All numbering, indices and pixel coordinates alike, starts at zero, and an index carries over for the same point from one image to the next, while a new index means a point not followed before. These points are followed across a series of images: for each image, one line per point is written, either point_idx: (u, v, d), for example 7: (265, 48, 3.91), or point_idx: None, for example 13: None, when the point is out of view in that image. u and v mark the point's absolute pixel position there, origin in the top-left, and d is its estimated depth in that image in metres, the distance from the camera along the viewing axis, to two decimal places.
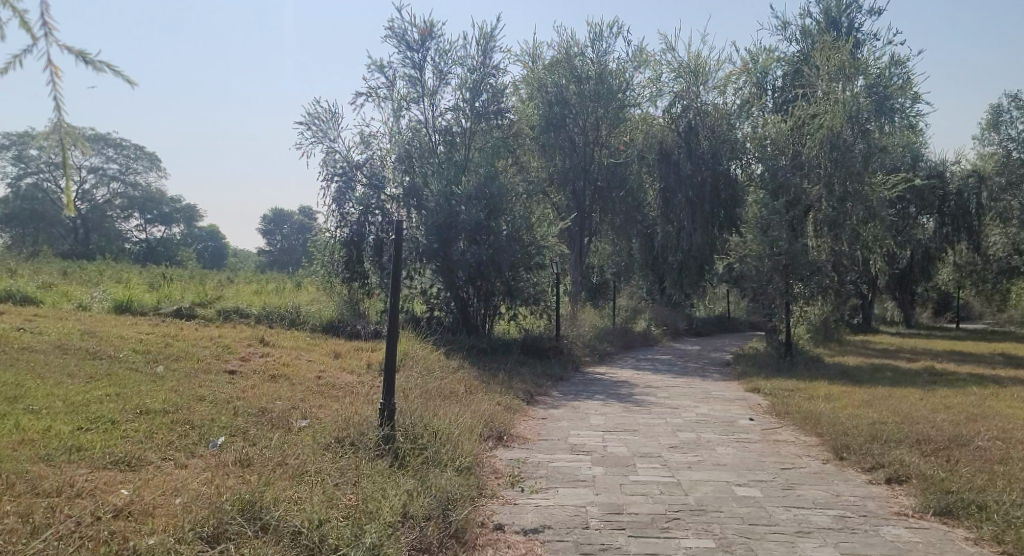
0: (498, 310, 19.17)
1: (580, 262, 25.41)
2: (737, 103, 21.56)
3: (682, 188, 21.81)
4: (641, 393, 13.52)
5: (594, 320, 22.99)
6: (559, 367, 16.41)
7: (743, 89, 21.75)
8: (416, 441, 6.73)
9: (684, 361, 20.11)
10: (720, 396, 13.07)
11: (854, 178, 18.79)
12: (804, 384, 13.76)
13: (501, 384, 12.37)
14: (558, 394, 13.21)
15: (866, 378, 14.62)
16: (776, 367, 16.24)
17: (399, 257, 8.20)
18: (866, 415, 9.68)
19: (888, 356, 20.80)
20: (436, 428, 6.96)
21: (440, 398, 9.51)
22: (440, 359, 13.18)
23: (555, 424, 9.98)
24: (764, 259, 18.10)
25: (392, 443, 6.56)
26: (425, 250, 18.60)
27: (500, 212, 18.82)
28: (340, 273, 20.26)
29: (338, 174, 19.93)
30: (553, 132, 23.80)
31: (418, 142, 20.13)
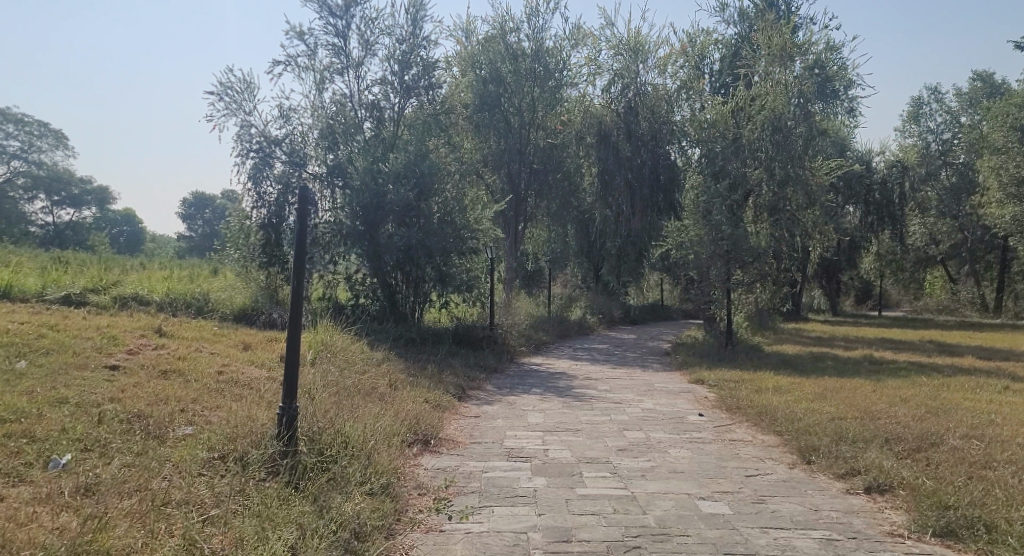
0: (429, 298, 18.07)
1: (515, 248, 24.51)
2: (676, 83, 20.81)
3: (621, 170, 21.02)
4: (580, 386, 12.66)
5: (529, 309, 22.06)
6: (493, 357, 15.43)
7: (680, 71, 20.63)
8: (322, 454, 5.65)
9: (623, 350, 19.40)
10: (664, 388, 12.29)
11: (795, 162, 18.34)
12: (749, 375, 13.09)
13: (429, 379, 11.34)
14: (492, 387, 12.24)
15: (810, 368, 14.06)
16: (717, 357, 15.59)
17: (305, 235, 6.96)
18: (823, 409, 8.95)
19: (824, 344, 20.43)
20: (349, 436, 5.88)
21: (356, 397, 8.43)
22: (362, 350, 12.12)
23: (489, 423, 9.02)
24: (706, 244, 17.33)
25: (291, 458, 5.46)
26: (350, 233, 17.26)
27: (430, 193, 17.69)
28: (256, 258, 18.80)
29: (255, 150, 18.50)
30: (487, 111, 22.76)
31: (343, 117, 18.73)
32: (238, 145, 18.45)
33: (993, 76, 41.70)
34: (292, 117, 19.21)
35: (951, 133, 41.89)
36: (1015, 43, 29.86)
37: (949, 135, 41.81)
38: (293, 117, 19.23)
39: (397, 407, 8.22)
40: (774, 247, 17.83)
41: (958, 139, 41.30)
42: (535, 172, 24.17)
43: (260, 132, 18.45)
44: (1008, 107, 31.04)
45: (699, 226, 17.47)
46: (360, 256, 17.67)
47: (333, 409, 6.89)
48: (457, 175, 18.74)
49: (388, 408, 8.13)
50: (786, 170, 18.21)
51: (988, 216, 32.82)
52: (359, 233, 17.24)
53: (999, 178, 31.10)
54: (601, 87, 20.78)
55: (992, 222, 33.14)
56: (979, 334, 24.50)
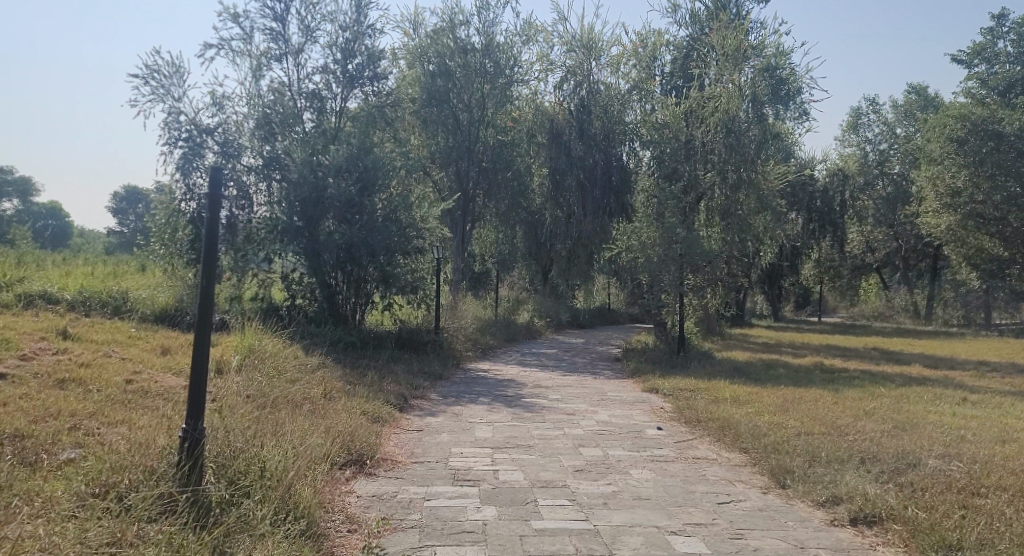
0: (371, 300, 17.18)
1: (462, 249, 23.75)
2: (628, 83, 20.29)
3: (572, 170, 20.40)
4: (529, 395, 11.97)
5: (475, 312, 21.30)
6: (437, 362, 14.63)
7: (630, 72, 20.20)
8: (234, 492, 4.95)
9: (572, 356, 18.80)
10: (617, 398, 11.67)
11: (748, 166, 17.97)
12: (704, 383, 12.59)
13: (368, 388, 10.54)
14: (436, 396, 11.46)
15: (765, 376, 13.63)
16: (669, 364, 15.08)
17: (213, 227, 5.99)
18: (789, 423, 8.41)
19: (773, 351, 20.13)
20: (267, 469, 5.18)
21: (283, 413, 7.60)
22: (293, 355, 11.28)
23: (432, 437, 8.26)
24: (660, 245, 16.76)
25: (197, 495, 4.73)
26: (287, 230, 16.44)
27: (374, 188, 16.83)
28: (184, 253, 17.68)
29: (183, 139, 17.60)
30: (434, 106, 22.03)
31: (282, 106, 17.80)
32: (167, 132, 17.62)
33: (928, 88, 42.24)
34: (225, 104, 18.39)
35: (890, 144, 42.41)
36: (953, 56, 30.18)
37: (888, 145, 42.30)
38: (228, 106, 18.43)
39: (328, 421, 7.44)
40: (726, 251, 17.40)
41: (897, 150, 41.83)
42: (482, 170, 23.44)
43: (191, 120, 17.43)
44: (947, 119, 29.75)
45: (652, 229, 16.95)
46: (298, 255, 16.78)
47: (255, 430, 6.14)
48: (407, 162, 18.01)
49: (318, 422, 7.35)
50: (740, 173, 17.82)
51: (927, 224, 33.25)
52: (296, 229, 16.47)
53: (936, 189, 31.40)
54: (553, 84, 20.21)
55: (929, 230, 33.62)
56: (922, 342, 24.55)
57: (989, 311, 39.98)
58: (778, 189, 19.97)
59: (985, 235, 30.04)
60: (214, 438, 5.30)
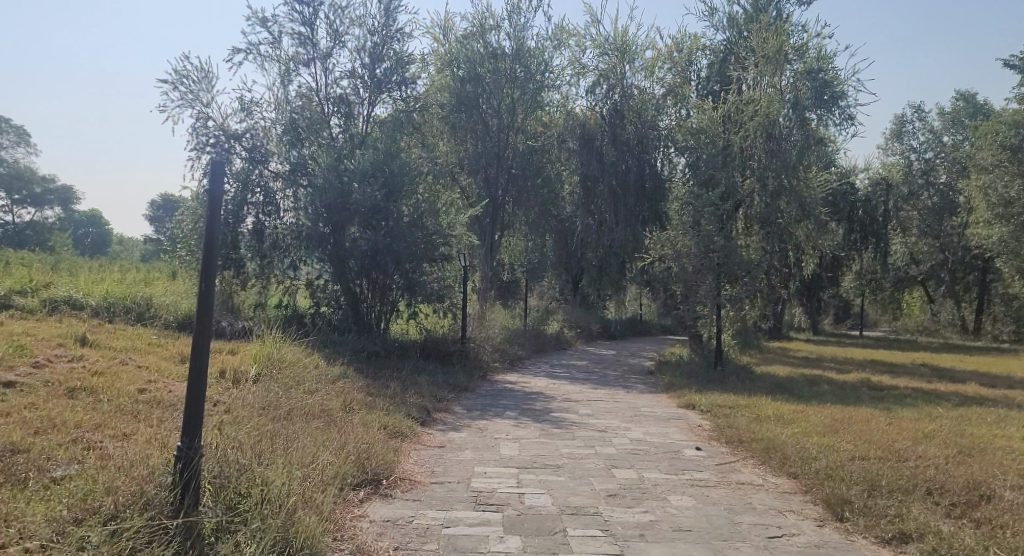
0: (397, 308, 16.77)
1: (491, 257, 23.29)
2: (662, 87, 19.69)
3: (605, 176, 19.84)
4: (559, 409, 11.44)
5: (504, 321, 20.82)
6: (465, 373, 14.17)
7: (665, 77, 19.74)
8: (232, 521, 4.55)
9: (603, 368, 18.22)
10: (652, 414, 11.10)
11: (789, 172, 17.31)
12: (743, 400, 11.97)
13: (390, 400, 10.10)
14: (461, 410, 10.97)
15: (808, 392, 12.97)
16: (706, 378, 14.45)
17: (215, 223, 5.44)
18: (840, 445, 7.81)
19: (813, 365, 19.39)
20: (270, 491, 4.76)
21: (297, 426, 7.18)
22: (313, 364, 10.88)
23: (455, 455, 7.78)
24: (697, 255, 16.17)
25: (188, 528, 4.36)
26: (312, 236, 16.08)
27: (401, 194, 16.41)
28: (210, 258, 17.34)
29: (210, 145, 17.31)
30: (464, 111, 21.64)
31: (309, 111, 17.46)
32: (193, 137, 17.27)
33: (978, 96, 41.21)
34: (252, 109, 18.05)
35: (934, 152, 41.03)
36: (1004, 62, 29.15)
37: (931, 153, 41.00)
38: (255, 111, 18.08)
39: (343, 435, 7.01)
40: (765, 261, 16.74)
41: (941, 159, 40.53)
42: (513, 176, 22.95)
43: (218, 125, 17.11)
44: (1000, 124, 29.27)
45: (687, 237, 16.35)
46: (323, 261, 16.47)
47: (262, 443, 5.74)
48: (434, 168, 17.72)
49: (332, 436, 6.92)
50: (782, 180, 17.19)
51: (974, 235, 32.18)
52: (321, 236, 16.11)
53: (985, 199, 30.31)
54: (586, 88, 19.67)
55: (976, 242, 32.51)
56: (969, 358, 23.57)
57: None
58: (819, 198, 19.27)
59: None
60: (215, 457, 4.91)
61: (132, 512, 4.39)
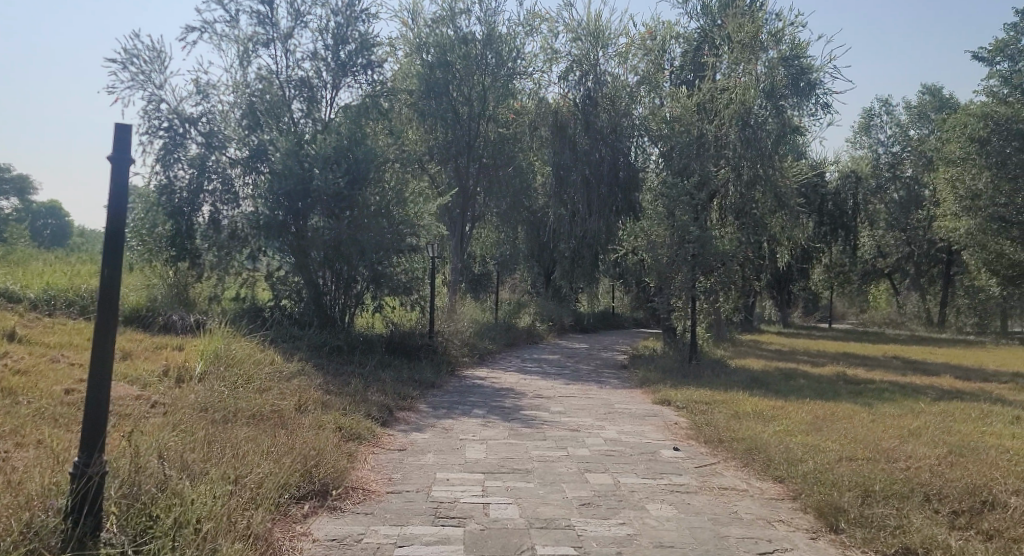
0: (360, 301, 16.10)
1: (461, 249, 22.68)
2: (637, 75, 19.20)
3: (577, 165, 19.30)
4: (528, 406, 10.88)
5: (474, 315, 20.22)
6: (431, 369, 13.56)
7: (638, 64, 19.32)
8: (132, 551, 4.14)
9: (575, 362, 17.72)
10: (627, 411, 10.60)
11: (766, 162, 17.01)
12: (721, 395, 11.51)
13: (350, 399, 9.48)
14: (425, 408, 10.37)
15: (786, 387, 12.56)
16: (681, 373, 14.00)
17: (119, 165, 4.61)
18: (825, 445, 7.33)
19: (788, 358, 19.06)
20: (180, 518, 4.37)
21: (239, 429, 6.61)
22: (267, 361, 10.23)
23: (416, 459, 7.20)
24: (671, 246, 15.69)
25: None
26: (270, 225, 15.37)
27: (366, 182, 15.79)
28: (164, 249, 16.56)
29: (164, 129, 16.61)
30: (433, 98, 20.95)
31: (271, 94, 16.73)
32: (146, 121, 16.56)
33: (943, 91, 40.50)
34: (210, 92, 17.37)
35: (902, 146, 40.73)
36: (975, 54, 29.06)
37: (899, 147, 40.75)
38: (213, 95, 17.41)
39: (290, 438, 6.49)
40: (742, 252, 16.30)
41: (909, 153, 40.37)
42: (483, 166, 22.33)
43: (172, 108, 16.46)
44: (967, 117, 28.86)
45: (661, 227, 15.83)
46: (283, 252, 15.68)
47: (191, 455, 5.28)
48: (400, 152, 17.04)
49: (278, 441, 6.38)
50: (757, 169, 16.74)
51: (944, 228, 32.15)
52: (281, 225, 15.44)
53: (956, 192, 30.23)
54: (558, 74, 19.07)
55: (946, 235, 32.48)
56: (943, 351, 23.42)
57: (1004, 318, 38.82)
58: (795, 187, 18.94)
59: (1006, 240, 28.87)
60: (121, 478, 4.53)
61: (16, 540, 3.95)
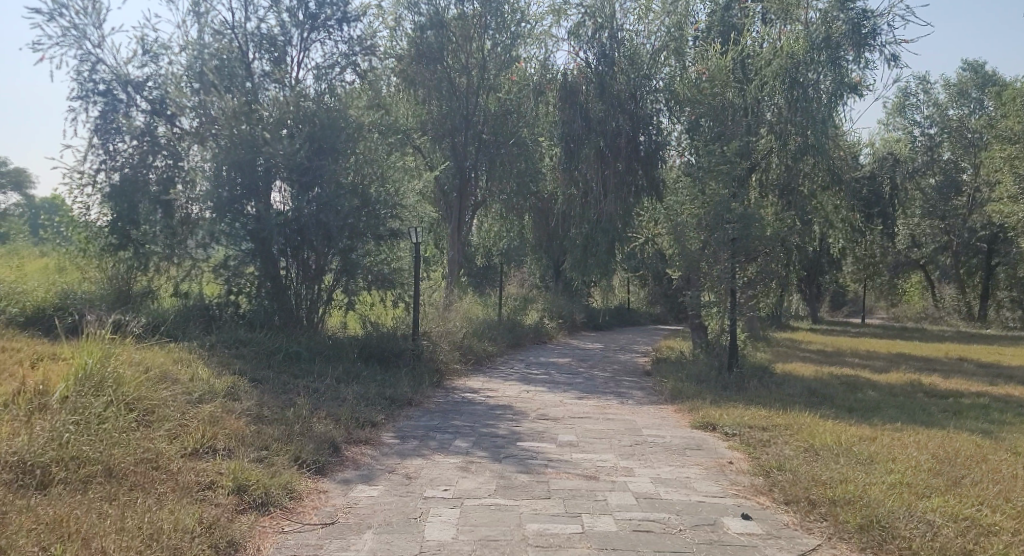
0: (328, 296, 13.46)
1: (459, 238, 20.00)
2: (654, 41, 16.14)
3: (591, 137, 16.23)
4: (528, 435, 8.23)
5: (471, 311, 17.56)
6: (410, 380, 10.94)
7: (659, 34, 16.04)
8: None
9: (590, 368, 15.05)
10: (660, 442, 7.97)
11: (820, 127, 14.14)
12: (780, 417, 8.86)
13: (281, 434, 6.88)
14: (391, 440, 7.73)
15: (860, 404, 9.90)
16: (722, 384, 11.33)
17: None
18: (991, 515, 4.90)
19: (838, 361, 16.36)
20: None
21: (23, 514, 4.32)
22: (177, 384, 7.71)
23: (345, 546, 4.62)
24: (706, 224, 12.94)
25: None
26: (218, 202, 12.68)
27: (336, 154, 13.25)
28: (104, 234, 13.90)
29: (101, 93, 14.10)
30: (425, 65, 18.38)
31: (227, 53, 14.06)
32: (78, 83, 14.01)
33: (985, 65, 37.44)
34: (159, 52, 14.80)
35: (940, 129, 37.31)
36: None
37: (935, 129, 37.38)
38: (163, 56, 14.84)
39: (92, 536, 4.16)
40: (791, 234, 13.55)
41: (945, 136, 37.04)
42: (483, 143, 19.63)
43: (112, 70, 14.01)
44: None
45: (694, 205, 13.14)
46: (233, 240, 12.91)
47: None
48: (381, 115, 14.37)
49: (67, 546, 4.04)
50: (807, 139, 14.08)
51: (996, 212, 29.13)
52: (232, 203, 12.83)
53: (1013, 171, 27.06)
54: (567, 28, 16.14)
55: (1001, 220, 29.37)
56: (1009, 351, 20.58)
57: None
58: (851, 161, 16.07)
59: None
60: None
61: None
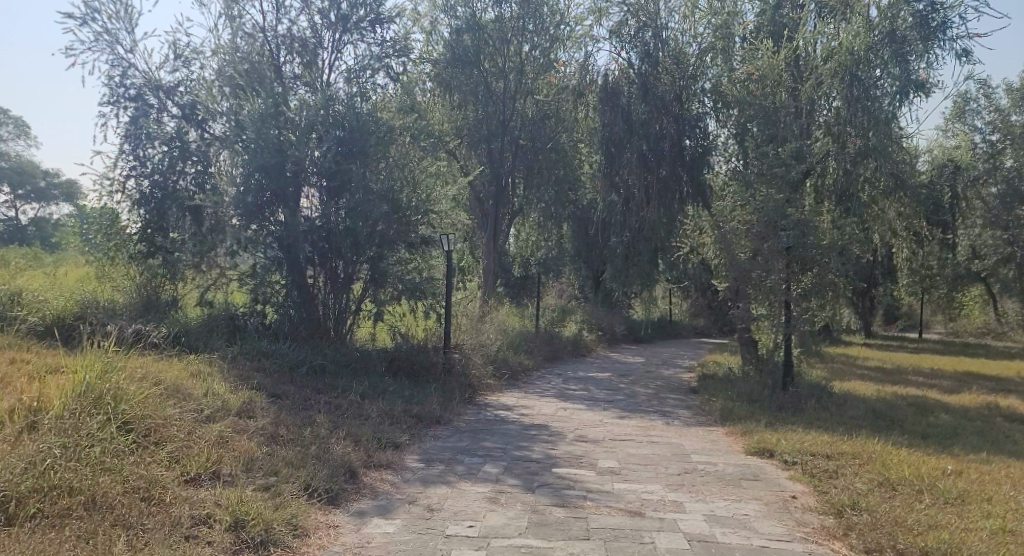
0: (358, 305, 12.93)
1: (496, 246, 19.37)
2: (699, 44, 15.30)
3: (633, 141, 15.43)
4: (565, 460, 7.52)
5: (507, 323, 16.89)
6: (440, 396, 10.30)
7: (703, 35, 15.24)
8: None
9: (631, 383, 14.27)
10: (711, 470, 7.20)
11: (882, 128, 13.24)
12: (844, 443, 8.02)
13: (294, 458, 6.29)
14: (414, 464, 7.09)
15: (932, 429, 9.00)
16: (777, 404, 10.48)
17: None
18: None
19: (899, 379, 15.31)
20: None
21: None
22: (189, 399, 7.19)
23: None
24: (758, 232, 12.11)
25: None
26: (244, 207, 12.21)
27: (365, 157, 12.75)
28: (132, 242, 13.57)
29: (131, 98, 13.72)
30: (462, 69, 17.85)
31: (259, 56, 13.57)
32: (109, 88, 13.66)
33: None
34: (190, 57, 14.36)
35: (1003, 135, 34.20)
36: None
37: (997, 135, 34.42)
38: (196, 61, 14.38)
39: None
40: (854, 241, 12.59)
41: (1009, 142, 33.98)
42: (520, 149, 18.99)
43: (144, 75, 13.65)
44: None
45: (745, 211, 12.33)
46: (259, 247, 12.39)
47: None
48: (416, 119, 13.82)
49: None
50: (869, 141, 13.21)
51: None
52: (257, 208, 12.33)
53: None
54: (609, 27, 15.38)
55: None
56: None
57: None
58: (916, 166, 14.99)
59: None
60: None
61: None
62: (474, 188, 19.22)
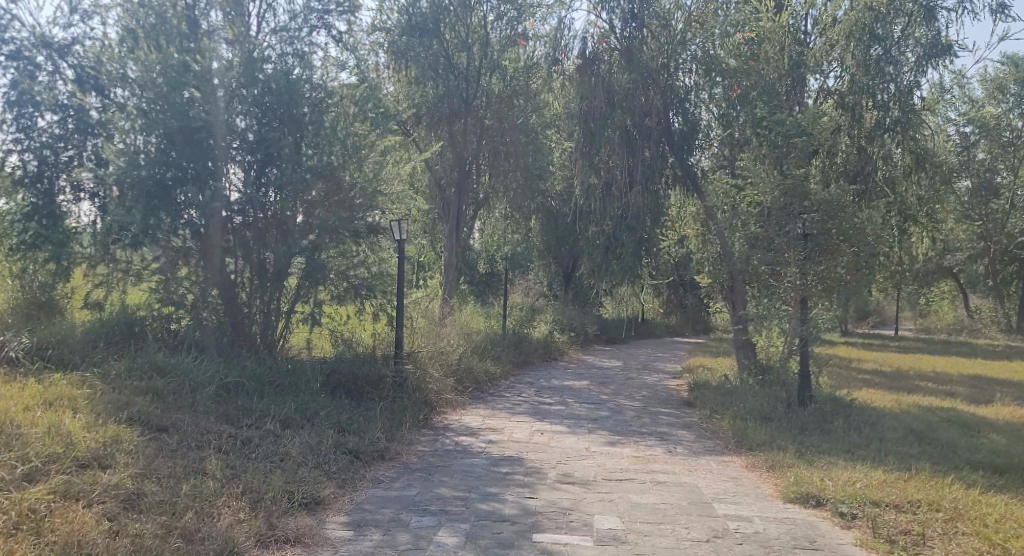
0: (291, 308, 10.77)
1: (457, 239, 17.19)
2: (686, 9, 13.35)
3: (616, 116, 13.35)
4: (550, 518, 5.52)
5: (471, 324, 14.85)
6: (385, 421, 8.20)
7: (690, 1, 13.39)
8: None
9: (615, 395, 12.31)
10: (752, 533, 5.26)
11: (905, 98, 11.48)
12: (914, 485, 6.15)
13: (145, 541, 4.39)
14: (339, 534, 5.04)
15: (1007, 463, 7.20)
16: (800, 426, 8.58)
17: None
18: None
19: (914, 386, 13.56)
20: None
21: None
22: (4, 448, 5.06)
23: None
24: (775, 218, 10.02)
25: None
26: (140, 186, 9.77)
27: (299, 126, 10.62)
28: (18, 231, 10.99)
29: (10, 57, 11.32)
30: (418, 38, 15.72)
31: (170, 9, 11.12)
32: None
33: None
34: (90, 11, 11.99)
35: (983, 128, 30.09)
36: None
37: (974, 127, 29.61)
38: (96, 16, 12.01)
39: None
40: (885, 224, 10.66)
41: (984, 134, 29.51)
42: (485, 131, 16.88)
43: (30, 30, 11.35)
44: None
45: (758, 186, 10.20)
46: (158, 235, 9.94)
47: None
48: (366, 86, 11.81)
49: None
50: (890, 113, 11.48)
51: None
52: (160, 188, 9.94)
53: None
54: None
55: None
56: None
57: None
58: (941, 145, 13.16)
59: None
60: None
61: None
62: (434, 172, 17.04)
